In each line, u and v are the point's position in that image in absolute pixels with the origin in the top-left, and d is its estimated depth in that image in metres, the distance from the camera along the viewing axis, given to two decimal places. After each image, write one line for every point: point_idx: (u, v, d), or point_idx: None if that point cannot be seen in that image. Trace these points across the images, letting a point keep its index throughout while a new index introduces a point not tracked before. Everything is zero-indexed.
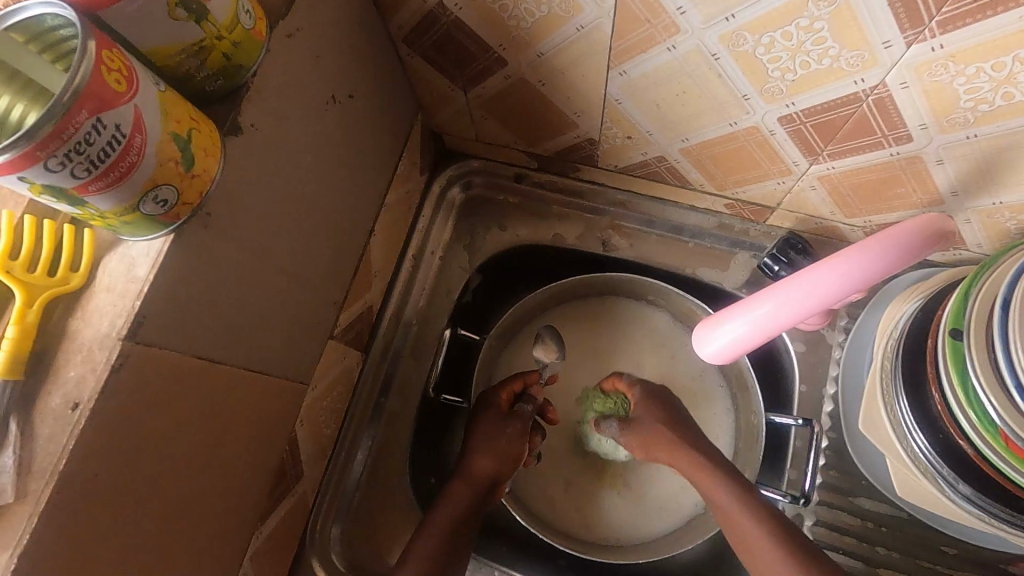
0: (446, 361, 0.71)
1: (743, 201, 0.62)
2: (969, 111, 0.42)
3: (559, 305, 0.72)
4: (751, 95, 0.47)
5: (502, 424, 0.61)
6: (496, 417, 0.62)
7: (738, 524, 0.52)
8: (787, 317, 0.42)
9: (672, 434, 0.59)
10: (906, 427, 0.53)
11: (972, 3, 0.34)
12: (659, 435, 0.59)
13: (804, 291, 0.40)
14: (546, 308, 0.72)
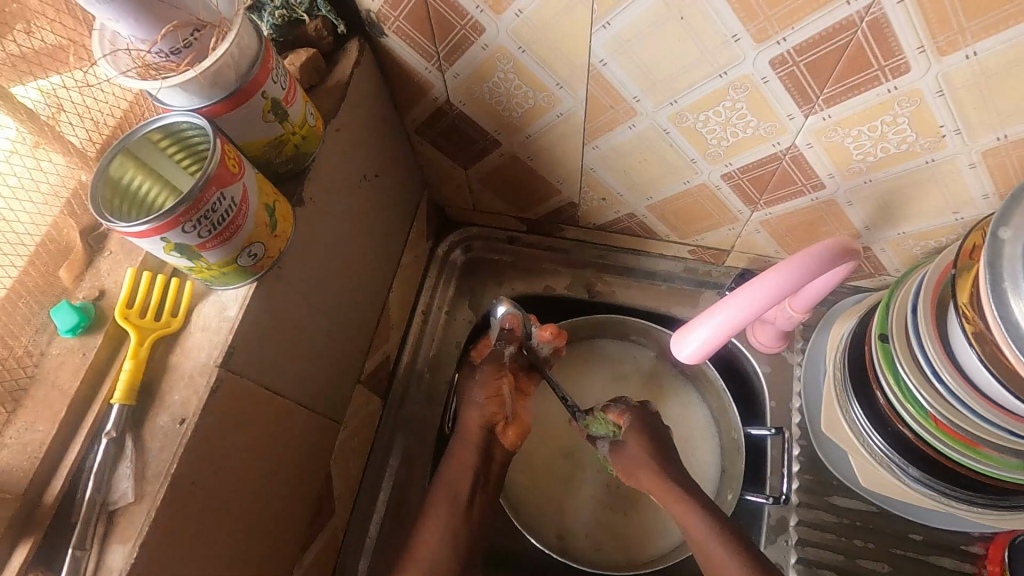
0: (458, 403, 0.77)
1: (704, 247, 0.74)
2: (862, 162, 0.55)
3: None
4: (697, 159, 0.60)
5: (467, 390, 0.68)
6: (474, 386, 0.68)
7: (712, 555, 0.59)
8: (749, 314, 0.51)
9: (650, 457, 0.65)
10: (862, 427, 0.61)
11: (844, 86, 0.48)
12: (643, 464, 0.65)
13: (762, 290, 0.50)
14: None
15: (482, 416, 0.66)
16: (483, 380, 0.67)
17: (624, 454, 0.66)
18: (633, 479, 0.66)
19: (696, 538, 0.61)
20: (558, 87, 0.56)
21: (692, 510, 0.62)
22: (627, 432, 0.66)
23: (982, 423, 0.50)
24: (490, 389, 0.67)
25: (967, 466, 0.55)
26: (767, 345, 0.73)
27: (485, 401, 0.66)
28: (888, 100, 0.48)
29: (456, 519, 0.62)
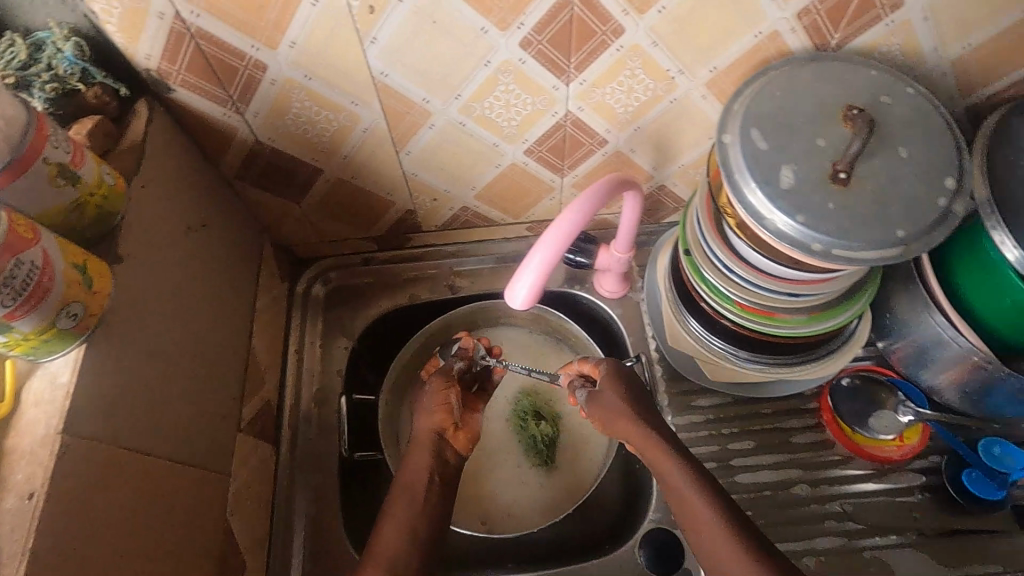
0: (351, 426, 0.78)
1: (537, 220, 0.82)
2: (625, 113, 0.65)
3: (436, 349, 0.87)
4: (498, 142, 0.68)
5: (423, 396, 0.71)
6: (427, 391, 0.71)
7: (689, 503, 0.55)
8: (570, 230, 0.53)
9: (628, 418, 0.62)
10: (697, 331, 0.72)
11: (584, 53, 0.57)
12: (625, 420, 0.62)
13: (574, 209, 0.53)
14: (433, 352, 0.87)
15: (432, 423, 0.67)
16: (431, 393, 0.69)
17: (603, 408, 0.64)
18: (609, 428, 0.64)
19: (673, 484, 0.57)
20: (353, 105, 0.61)
21: (670, 462, 0.57)
22: (605, 386, 0.65)
23: (767, 293, 0.62)
24: (439, 399, 0.69)
25: (772, 333, 0.66)
26: (611, 290, 0.82)
27: (436, 409, 0.68)
28: (620, 57, 0.58)
29: (416, 515, 0.60)
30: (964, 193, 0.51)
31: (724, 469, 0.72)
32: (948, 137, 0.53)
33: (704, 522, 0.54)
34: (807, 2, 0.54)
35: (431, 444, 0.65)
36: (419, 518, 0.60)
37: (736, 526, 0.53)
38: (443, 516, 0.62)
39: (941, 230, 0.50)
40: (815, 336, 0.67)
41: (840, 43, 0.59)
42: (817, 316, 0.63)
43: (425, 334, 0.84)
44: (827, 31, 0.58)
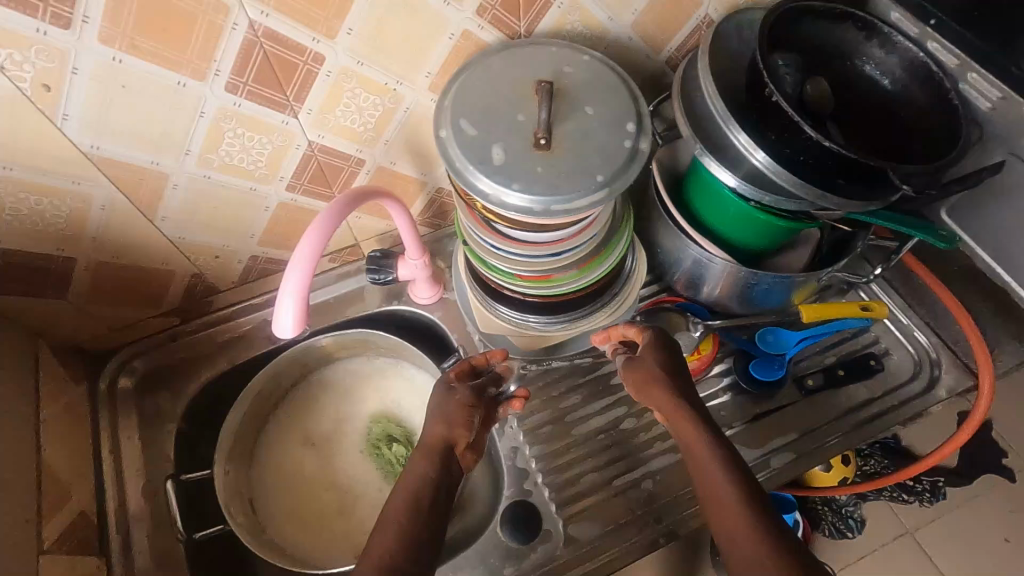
0: (185, 505, 0.75)
1: (334, 250, 0.85)
2: (368, 130, 0.69)
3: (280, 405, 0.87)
4: (255, 185, 0.68)
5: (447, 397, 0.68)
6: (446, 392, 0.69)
7: (714, 485, 0.58)
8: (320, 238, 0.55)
9: (667, 378, 0.65)
10: (501, 310, 0.77)
11: (296, 84, 0.60)
12: (656, 389, 0.65)
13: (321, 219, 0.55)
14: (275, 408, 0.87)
15: (445, 432, 0.64)
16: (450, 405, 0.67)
17: (638, 364, 0.67)
18: (642, 396, 0.67)
19: (697, 456, 0.60)
20: (74, 184, 0.59)
21: (697, 434, 0.61)
22: (646, 353, 0.68)
23: (535, 261, 0.68)
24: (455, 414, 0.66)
25: (558, 293, 0.73)
26: (423, 296, 0.86)
27: (458, 422, 0.65)
28: (333, 81, 0.61)
29: (412, 516, 0.56)
30: (645, 132, 0.60)
31: (558, 429, 0.77)
32: (623, 89, 0.61)
33: (721, 496, 0.57)
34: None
35: (438, 446, 0.63)
36: (418, 521, 0.56)
37: (756, 515, 0.54)
38: (441, 525, 0.58)
39: (633, 167, 0.58)
40: (594, 285, 0.75)
41: (529, 29, 0.67)
42: (585, 267, 0.71)
43: (256, 390, 0.82)
44: (513, 22, 0.65)
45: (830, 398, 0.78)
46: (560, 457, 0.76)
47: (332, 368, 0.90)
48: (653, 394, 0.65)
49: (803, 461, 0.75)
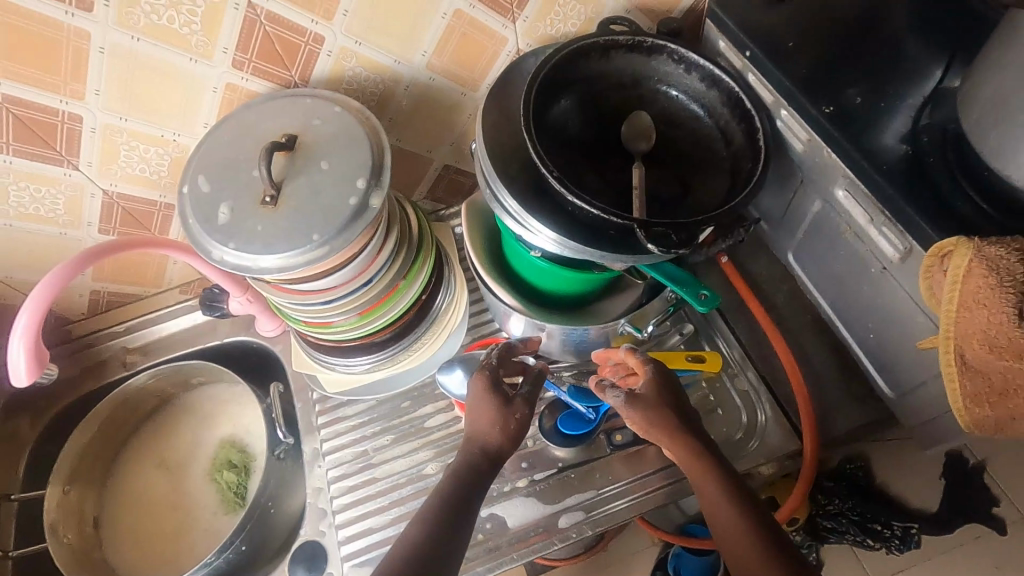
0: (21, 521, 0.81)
1: (183, 282, 0.88)
2: (164, 176, 0.71)
3: (137, 427, 0.91)
4: (64, 231, 0.72)
5: (493, 393, 0.61)
6: (488, 386, 0.61)
7: (735, 539, 0.51)
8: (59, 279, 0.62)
9: (669, 410, 0.59)
10: (314, 353, 0.77)
11: (64, 139, 0.63)
12: (664, 423, 0.58)
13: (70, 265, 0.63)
14: (134, 431, 0.91)
15: (487, 432, 0.59)
16: (496, 403, 0.60)
17: (638, 399, 0.59)
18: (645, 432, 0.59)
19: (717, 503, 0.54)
20: None
21: (711, 480, 0.55)
22: (648, 387, 0.60)
23: (318, 308, 0.67)
24: (501, 418, 0.60)
25: (357, 336, 0.72)
26: (266, 331, 0.88)
27: (501, 423, 0.60)
28: (101, 134, 0.64)
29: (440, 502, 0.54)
30: (378, 188, 0.59)
31: (362, 468, 0.78)
32: (365, 141, 0.61)
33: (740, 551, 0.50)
34: (231, 55, 0.62)
35: (489, 452, 0.59)
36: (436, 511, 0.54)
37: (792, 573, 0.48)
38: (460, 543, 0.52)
39: (356, 223, 0.58)
40: (387, 331, 0.74)
41: (305, 77, 0.68)
42: (367, 314, 0.70)
43: (103, 414, 0.86)
44: (282, 72, 0.66)
45: (641, 452, 0.75)
46: (355, 496, 0.76)
47: (195, 394, 0.93)
48: (660, 432, 0.58)
49: (594, 519, 0.71)
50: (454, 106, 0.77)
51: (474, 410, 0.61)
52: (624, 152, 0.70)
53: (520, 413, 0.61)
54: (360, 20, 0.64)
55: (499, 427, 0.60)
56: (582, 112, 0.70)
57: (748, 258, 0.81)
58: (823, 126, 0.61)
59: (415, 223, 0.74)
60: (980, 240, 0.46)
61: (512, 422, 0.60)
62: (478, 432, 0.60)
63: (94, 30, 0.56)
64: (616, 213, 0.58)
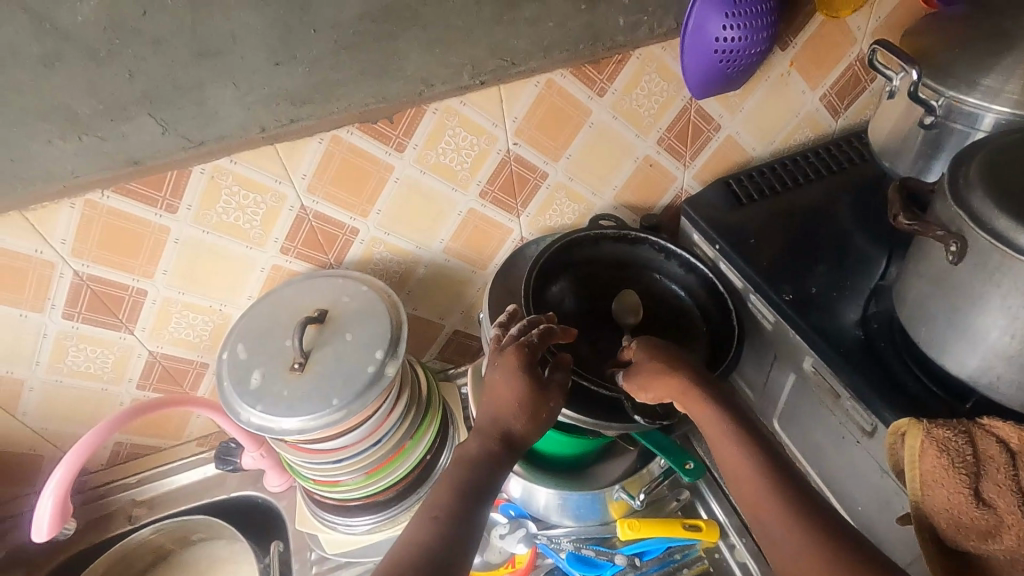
0: None
1: (201, 435, 0.93)
2: (204, 339, 0.80)
3: None
4: (106, 385, 0.79)
5: (528, 370, 0.60)
6: (523, 363, 0.60)
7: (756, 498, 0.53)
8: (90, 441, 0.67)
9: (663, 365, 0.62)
10: (317, 512, 0.79)
11: (128, 308, 0.73)
12: (663, 380, 0.61)
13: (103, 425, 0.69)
14: None
15: (512, 405, 0.59)
16: (528, 388, 0.59)
17: (634, 373, 0.63)
18: (652, 395, 0.62)
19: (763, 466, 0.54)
20: None
21: (713, 419, 0.58)
22: (641, 355, 0.64)
23: (328, 467, 0.72)
24: (532, 406, 0.60)
25: (361, 495, 0.75)
26: (273, 486, 0.90)
27: (529, 410, 0.59)
28: (160, 305, 0.74)
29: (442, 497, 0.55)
30: (393, 358, 0.67)
31: None
32: (385, 316, 0.70)
33: (781, 521, 0.50)
34: (280, 243, 0.74)
35: (509, 440, 0.60)
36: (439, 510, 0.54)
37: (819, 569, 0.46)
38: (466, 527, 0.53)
39: (372, 389, 0.65)
40: (391, 490, 0.77)
41: (339, 260, 0.79)
42: (373, 473, 0.74)
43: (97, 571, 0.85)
44: (320, 255, 0.78)
45: None
46: None
47: (189, 552, 0.91)
48: (664, 387, 0.61)
49: None
50: (465, 282, 0.88)
51: (506, 387, 0.60)
52: (615, 326, 0.78)
53: (553, 405, 0.60)
54: (390, 217, 0.77)
55: (529, 411, 0.59)
56: (578, 290, 0.79)
57: None
58: (785, 311, 0.70)
59: (424, 385, 0.80)
60: (928, 422, 0.51)
61: (543, 412, 0.60)
62: (503, 416, 0.60)
63: (174, 226, 0.69)
64: (606, 388, 0.67)
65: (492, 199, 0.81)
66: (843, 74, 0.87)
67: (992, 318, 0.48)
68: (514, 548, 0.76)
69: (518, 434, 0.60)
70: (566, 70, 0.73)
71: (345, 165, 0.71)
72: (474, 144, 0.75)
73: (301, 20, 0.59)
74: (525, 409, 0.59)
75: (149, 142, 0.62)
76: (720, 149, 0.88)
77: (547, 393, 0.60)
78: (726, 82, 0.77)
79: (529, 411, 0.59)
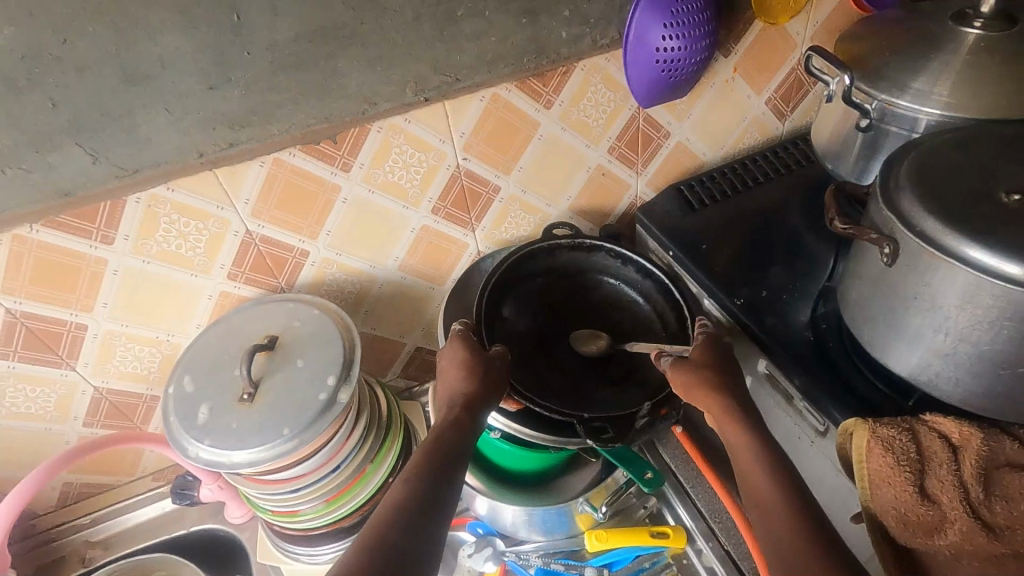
0: None
1: (157, 469, 0.90)
2: (152, 371, 0.77)
3: None
4: (50, 425, 0.75)
5: (464, 341, 0.65)
6: (457, 338, 0.66)
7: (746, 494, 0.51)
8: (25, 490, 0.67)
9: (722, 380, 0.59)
10: (278, 543, 0.77)
11: (67, 345, 0.70)
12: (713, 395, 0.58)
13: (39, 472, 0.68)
14: None
15: (457, 370, 0.62)
16: (470, 355, 0.63)
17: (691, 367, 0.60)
18: (688, 400, 0.60)
19: (738, 458, 0.54)
20: None
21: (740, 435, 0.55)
22: (698, 359, 0.61)
23: (285, 497, 0.70)
24: (476, 367, 0.62)
25: (321, 524, 0.74)
26: (235, 518, 0.88)
27: (471, 370, 0.62)
28: (102, 339, 0.72)
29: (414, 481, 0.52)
30: (346, 384, 0.66)
31: None
32: (338, 339, 0.68)
33: (763, 510, 0.50)
34: (226, 269, 0.73)
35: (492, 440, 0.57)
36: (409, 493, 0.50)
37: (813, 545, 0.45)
38: (435, 506, 0.50)
39: (324, 417, 0.63)
40: (353, 517, 0.75)
41: (291, 283, 0.78)
42: (333, 501, 0.72)
43: None
44: (270, 279, 0.76)
45: None
46: None
47: None
48: (710, 401, 0.58)
49: None
50: (424, 298, 0.87)
51: (449, 363, 0.64)
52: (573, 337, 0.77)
53: (498, 360, 0.64)
54: (341, 237, 0.76)
55: (476, 370, 0.62)
56: (536, 301, 0.79)
57: (702, 425, 0.86)
58: (737, 315, 0.71)
59: (385, 405, 0.79)
60: (874, 421, 0.52)
61: (490, 366, 0.63)
62: (452, 387, 0.61)
63: (112, 257, 0.66)
64: (559, 412, 0.64)
65: (445, 214, 0.80)
66: (786, 78, 0.89)
67: (926, 317, 0.49)
68: (483, 567, 0.76)
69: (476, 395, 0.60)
70: (510, 84, 0.73)
71: (289, 187, 0.69)
72: (422, 161, 0.74)
73: (232, 42, 0.58)
74: (468, 370, 0.62)
75: (78, 173, 0.59)
76: (672, 155, 0.89)
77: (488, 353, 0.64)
78: (672, 90, 0.78)
79: (475, 368, 0.62)
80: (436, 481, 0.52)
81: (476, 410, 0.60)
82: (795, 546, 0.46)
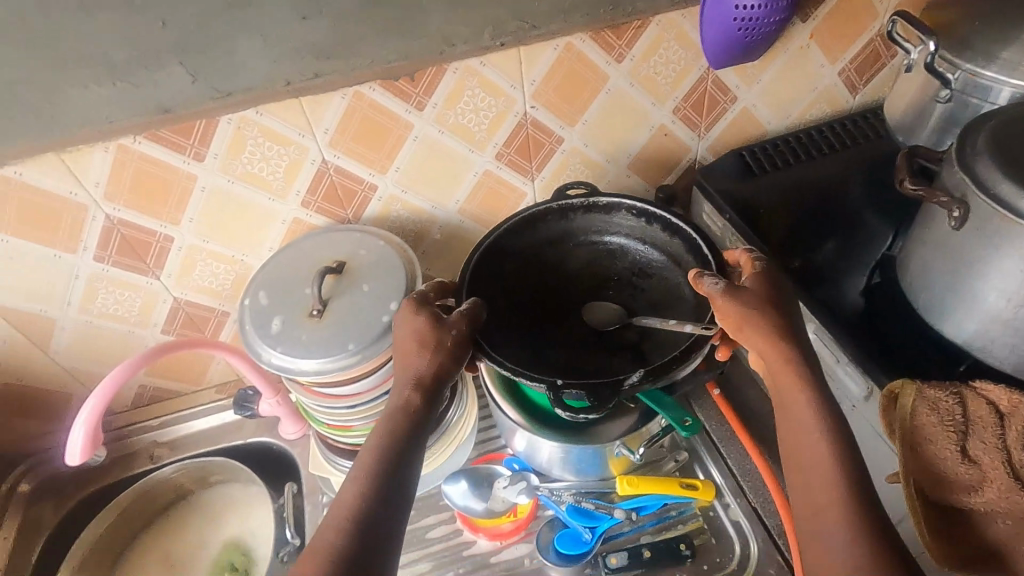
0: None
1: (221, 382, 0.97)
2: (225, 288, 0.83)
3: (149, 524, 0.93)
4: (133, 328, 0.82)
5: (416, 313, 0.63)
6: (412, 306, 0.64)
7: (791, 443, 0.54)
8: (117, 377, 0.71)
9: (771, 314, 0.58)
10: (328, 456, 0.83)
11: (155, 254, 0.76)
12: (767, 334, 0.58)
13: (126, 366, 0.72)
14: (146, 525, 0.93)
15: (410, 346, 0.61)
16: (425, 324, 0.61)
17: (740, 297, 0.59)
18: (735, 327, 0.59)
19: (790, 418, 0.55)
20: None
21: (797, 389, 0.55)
22: (749, 290, 0.59)
23: (340, 411, 0.75)
24: (429, 340, 0.60)
25: None
26: (288, 433, 0.94)
27: (423, 344, 0.60)
28: (185, 252, 0.77)
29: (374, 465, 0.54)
30: None
31: None
32: (401, 269, 0.72)
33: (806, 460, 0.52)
34: (301, 196, 0.77)
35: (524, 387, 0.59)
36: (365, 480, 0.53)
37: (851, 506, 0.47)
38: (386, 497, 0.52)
39: (385, 337, 0.68)
40: None
41: (358, 215, 0.82)
42: None
43: (122, 502, 0.90)
44: (339, 210, 0.80)
45: None
46: None
47: (206, 493, 0.96)
48: (761, 339, 0.58)
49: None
50: None
51: (405, 335, 0.62)
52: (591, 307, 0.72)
53: (455, 329, 0.61)
54: (408, 175, 0.79)
55: (431, 343, 0.60)
56: (549, 269, 0.74)
57: (739, 390, 0.88)
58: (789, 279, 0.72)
59: None
60: (922, 383, 0.53)
61: (446, 339, 0.60)
62: (410, 362, 0.60)
63: (202, 175, 0.71)
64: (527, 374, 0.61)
65: (507, 161, 0.82)
66: (863, 49, 0.87)
67: (988, 281, 0.49)
68: (516, 498, 0.79)
69: (438, 372, 0.60)
70: (585, 35, 0.74)
71: (366, 122, 0.73)
72: (492, 106, 0.76)
73: None
74: (421, 344, 0.60)
75: (179, 91, 0.64)
76: (736, 121, 0.89)
77: (444, 323, 0.61)
78: (746, 53, 0.78)
79: (428, 342, 0.60)
80: (391, 468, 0.54)
81: (438, 389, 0.60)
82: (836, 513, 0.48)
